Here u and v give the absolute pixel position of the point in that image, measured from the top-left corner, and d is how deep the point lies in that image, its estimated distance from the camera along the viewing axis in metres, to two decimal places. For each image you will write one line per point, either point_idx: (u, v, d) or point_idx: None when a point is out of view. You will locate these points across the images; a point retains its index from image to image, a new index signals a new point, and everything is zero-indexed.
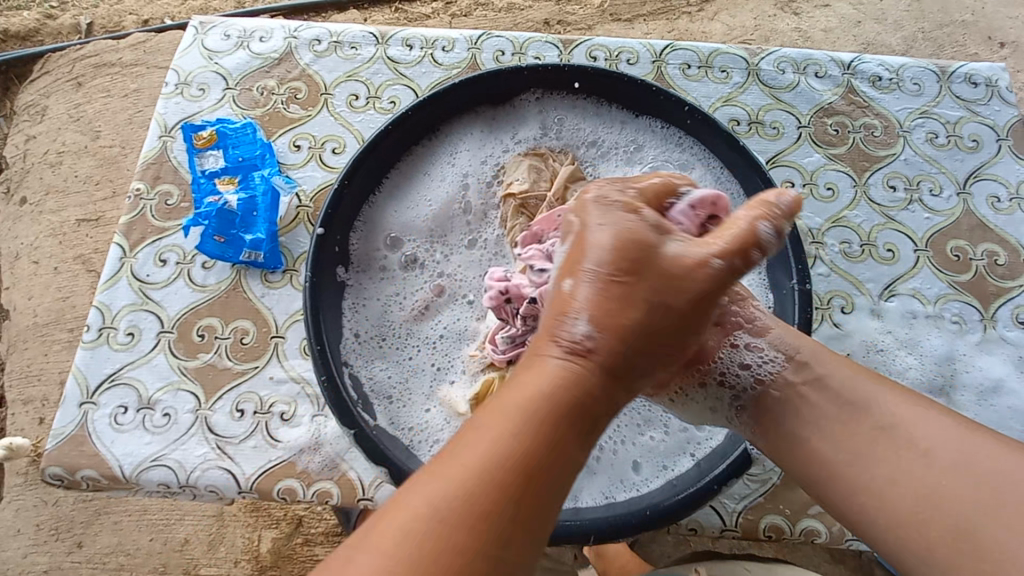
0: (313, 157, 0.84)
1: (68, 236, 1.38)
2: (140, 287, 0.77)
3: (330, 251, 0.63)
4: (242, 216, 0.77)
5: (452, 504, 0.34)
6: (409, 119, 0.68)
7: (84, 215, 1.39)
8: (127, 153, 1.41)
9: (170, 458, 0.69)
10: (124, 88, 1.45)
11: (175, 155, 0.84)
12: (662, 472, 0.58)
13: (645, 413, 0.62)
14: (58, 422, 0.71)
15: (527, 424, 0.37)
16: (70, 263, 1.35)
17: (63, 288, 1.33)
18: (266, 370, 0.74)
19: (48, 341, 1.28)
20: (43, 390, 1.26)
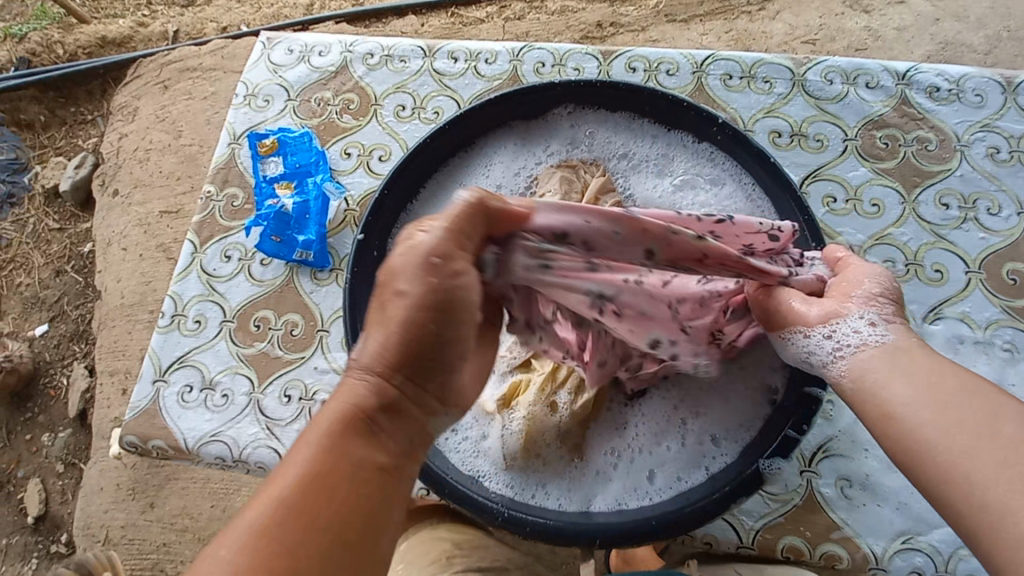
0: (362, 164, 0.90)
1: (151, 226, 1.53)
2: (207, 280, 0.86)
3: (369, 257, 0.68)
4: (297, 218, 0.85)
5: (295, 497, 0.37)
6: (445, 134, 0.72)
7: (166, 207, 1.54)
8: (204, 151, 1.55)
9: (226, 435, 0.78)
10: (204, 92, 1.59)
11: (241, 161, 0.92)
12: (675, 483, 0.60)
13: (664, 423, 0.63)
14: (135, 396, 0.81)
15: (302, 452, 0.38)
16: (153, 251, 1.50)
17: (146, 274, 1.48)
18: (311, 360, 0.81)
19: (132, 321, 1.44)
20: (127, 364, 1.42)
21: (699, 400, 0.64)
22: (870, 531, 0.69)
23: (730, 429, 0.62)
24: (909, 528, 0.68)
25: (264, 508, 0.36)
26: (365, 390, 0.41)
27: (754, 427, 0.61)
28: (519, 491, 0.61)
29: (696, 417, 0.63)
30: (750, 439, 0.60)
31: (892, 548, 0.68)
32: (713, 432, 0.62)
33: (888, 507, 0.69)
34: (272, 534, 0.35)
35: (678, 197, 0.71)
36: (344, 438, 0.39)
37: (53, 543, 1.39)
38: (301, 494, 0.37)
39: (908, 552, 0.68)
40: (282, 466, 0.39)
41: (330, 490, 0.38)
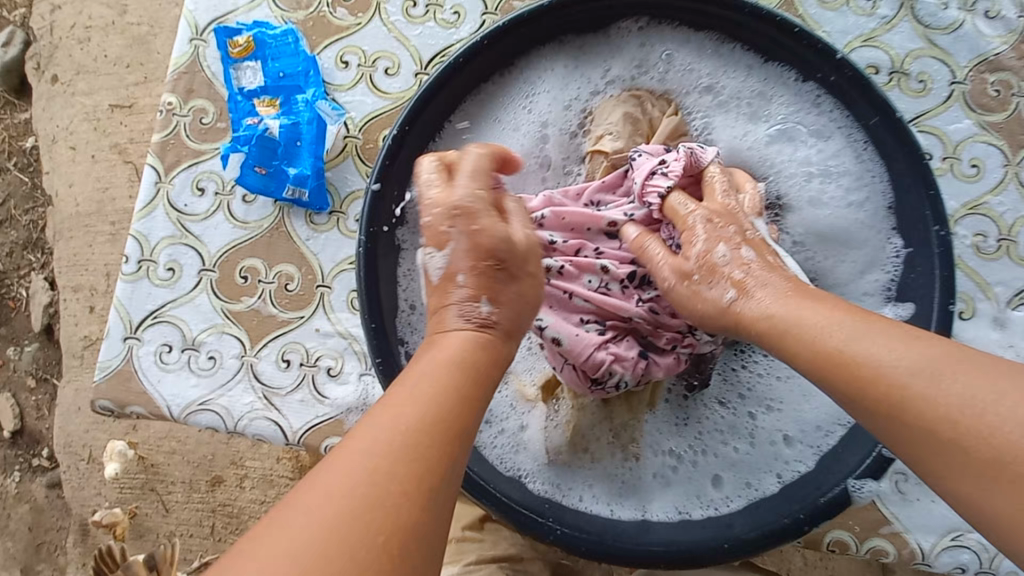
0: (363, 78, 0.72)
1: (102, 121, 1.30)
2: (178, 218, 0.71)
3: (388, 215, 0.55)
4: (285, 146, 0.69)
5: (408, 439, 0.34)
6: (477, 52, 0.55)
7: (116, 100, 1.30)
8: (156, 32, 1.29)
9: (217, 403, 0.68)
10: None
11: (208, 65, 0.73)
12: (745, 490, 0.53)
13: (728, 421, 0.56)
14: (104, 355, 0.69)
15: (423, 383, 0.37)
16: (107, 153, 1.29)
17: (102, 180, 1.28)
18: (312, 321, 0.69)
19: (92, 233, 1.27)
20: (91, 280, 1.27)
21: (770, 395, 0.56)
22: (920, 526, 0.65)
23: (806, 431, 0.55)
24: (961, 525, 0.65)
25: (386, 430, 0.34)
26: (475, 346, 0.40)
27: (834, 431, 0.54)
28: (565, 493, 0.53)
29: (766, 414, 0.56)
30: (828, 447, 0.54)
31: (940, 544, 0.64)
32: (786, 432, 0.55)
33: (941, 503, 0.65)
34: (390, 443, 0.33)
35: (770, 150, 0.59)
36: (449, 377, 0.37)
37: (36, 457, 1.32)
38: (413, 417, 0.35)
39: (956, 549, 0.64)
40: (391, 403, 0.36)
41: (456, 422, 0.36)
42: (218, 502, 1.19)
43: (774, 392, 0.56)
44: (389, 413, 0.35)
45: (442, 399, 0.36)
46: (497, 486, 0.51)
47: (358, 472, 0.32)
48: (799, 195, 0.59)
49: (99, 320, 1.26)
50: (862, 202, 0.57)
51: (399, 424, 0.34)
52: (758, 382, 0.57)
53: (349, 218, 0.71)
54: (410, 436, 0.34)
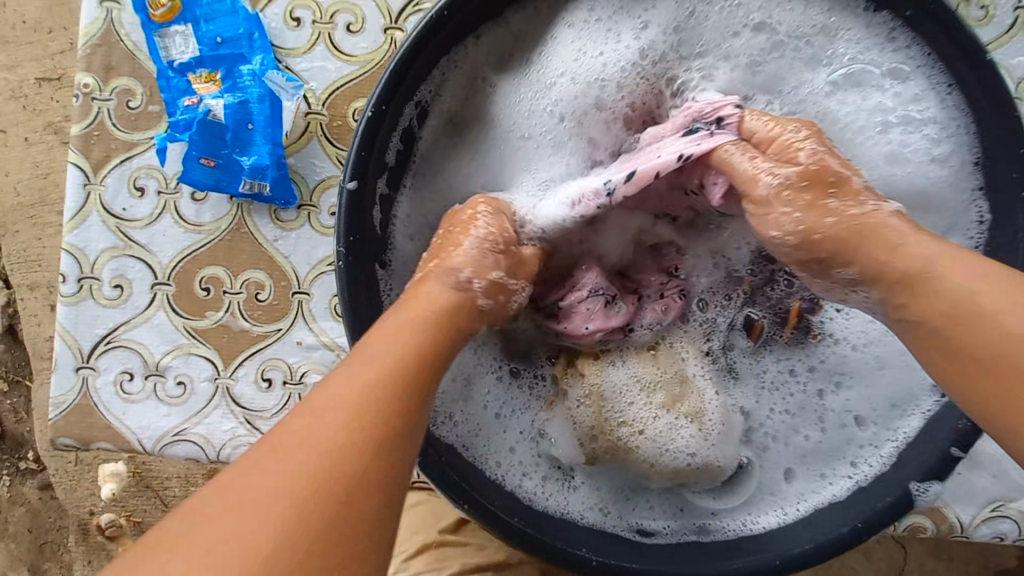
0: (321, 38, 0.60)
1: (29, 99, 1.14)
2: (117, 226, 0.60)
3: (404, 249, 0.51)
4: (233, 131, 0.57)
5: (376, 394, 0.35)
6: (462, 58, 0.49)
7: (41, 71, 1.13)
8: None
9: (194, 433, 0.60)
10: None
11: (127, 33, 0.60)
12: (820, 484, 0.48)
13: (795, 408, 0.51)
14: (55, 390, 0.60)
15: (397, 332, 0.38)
16: (40, 133, 1.14)
17: (41, 164, 1.13)
18: (292, 333, 0.61)
19: (38, 225, 1.13)
20: (47, 276, 1.13)
21: (834, 375, 0.51)
22: (960, 499, 0.62)
23: (878, 411, 0.49)
24: (1002, 494, 0.61)
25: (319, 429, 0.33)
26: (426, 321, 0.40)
27: (912, 411, 0.48)
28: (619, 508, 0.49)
29: (833, 397, 0.51)
30: (906, 429, 0.47)
31: (980, 516, 0.61)
32: (858, 412, 0.50)
33: (983, 475, 0.61)
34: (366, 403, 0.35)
35: (832, 100, 0.51)
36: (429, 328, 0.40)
37: None
38: (345, 412, 0.34)
39: (996, 519, 0.62)
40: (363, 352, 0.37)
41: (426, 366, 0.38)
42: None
43: (845, 367, 0.51)
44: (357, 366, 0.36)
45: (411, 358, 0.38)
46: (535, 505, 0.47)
47: (289, 484, 0.31)
48: (875, 154, 0.51)
49: None
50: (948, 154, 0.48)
51: (337, 409, 0.34)
52: (822, 360, 0.51)
53: (321, 211, 0.60)
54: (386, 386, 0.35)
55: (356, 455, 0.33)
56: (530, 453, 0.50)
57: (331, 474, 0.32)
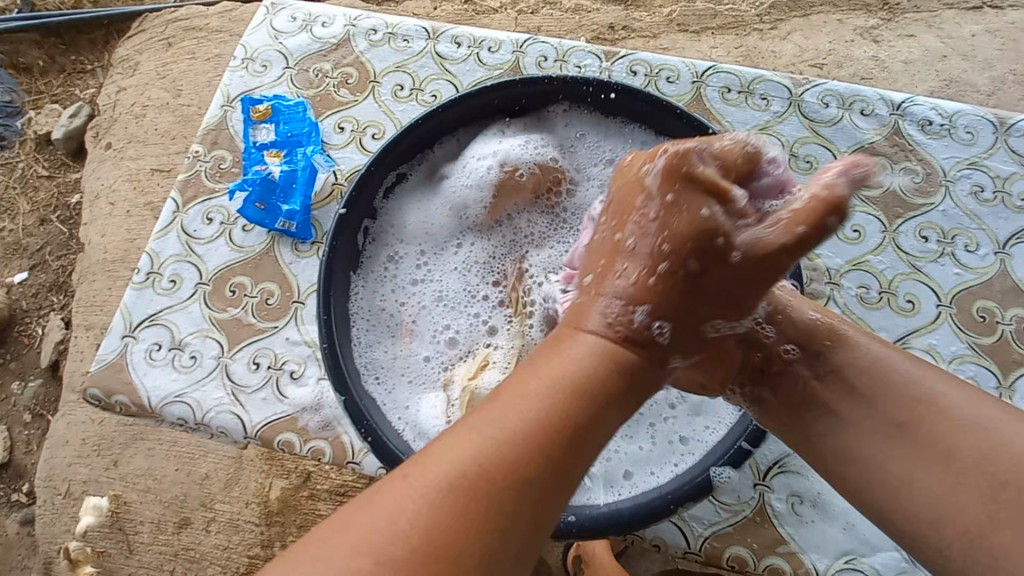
0: (354, 140, 0.90)
1: (142, 183, 1.50)
2: (187, 241, 0.85)
3: (365, 272, 0.70)
4: (283, 186, 0.84)
5: (444, 479, 0.39)
6: (416, 166, 0.74)
7: (158, 165, 1.51)
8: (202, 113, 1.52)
9: (190, 397, 0.77)
10: (208, 53, 1.57)
11: (232, 125, 0.91)
12: (649, 478, 0.60)
13: (634, 428, 0.63)
14: (103, 349, 0.80)
15: (535, 386, 0.43)
16: (141, 209, 1.47)
17: (131, 230, 1.46)
18: (283, 331, 0.80)
19: (115, 278, 1.41)
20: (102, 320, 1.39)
21: (665, 403, 0.64)
22: (815, 547, 0.69)
23: (696, 429, 0.63)
24: (854, 548, 0.69)
25: (427, 481, 0.39)
26: (590, 357, 0.46)
27: (717, 430, 0.62)
28: None
29: (665, 420, 0.63)
30: (712, 442, 0.61)
31: (835, 566, 0.68)
32: (682, 432, 0.63)
33: (835, 527, 0.70)
34: (465, 473, 0.39)
35: None
36: (553, 390, 0.43)
37: (15, 492, 1.36)
38: (512, 448, 0.40)
39: (851, 573, 0.68)
40: (507, 417, 0.41)
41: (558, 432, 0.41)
42: (181, 545, 1.17)
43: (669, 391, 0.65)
44: (438, 456, 0.40)
45: (527, 437, 0.40)
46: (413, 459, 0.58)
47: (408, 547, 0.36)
48: None
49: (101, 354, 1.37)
50: None
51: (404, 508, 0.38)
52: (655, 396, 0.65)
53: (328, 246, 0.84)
54: (528, 434, 0.40)
55: (443, 533, 0.37)
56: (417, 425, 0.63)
57: (466, 494, 0.38)
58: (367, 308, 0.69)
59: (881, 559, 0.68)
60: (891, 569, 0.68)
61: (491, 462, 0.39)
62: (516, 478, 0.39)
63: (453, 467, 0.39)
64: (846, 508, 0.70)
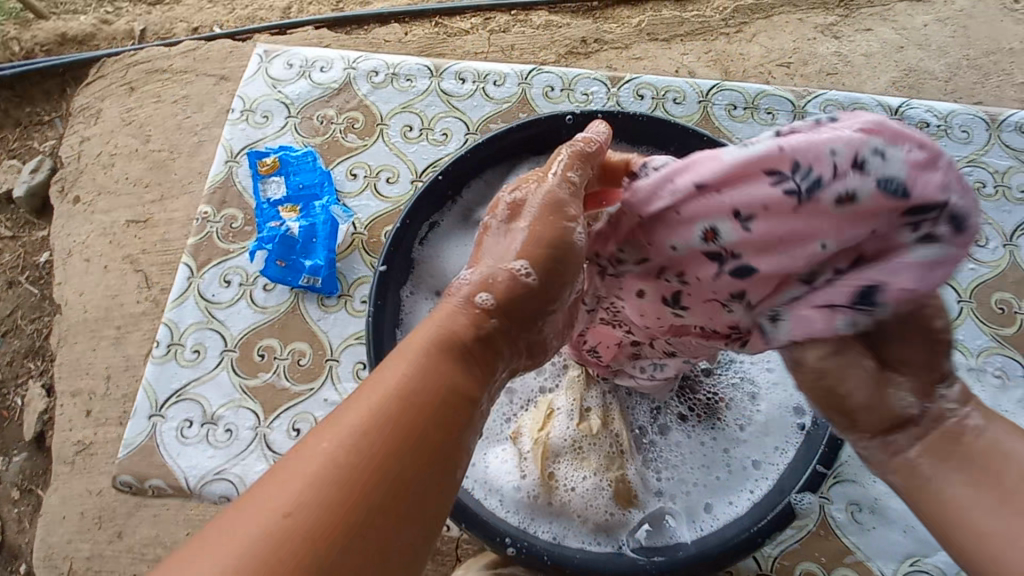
0: (368, 187, 0.88)
1: (117, 236, 1.33)
2: (206, 307, 0.82)
3: (408, 327, 0.69)
4: (303, 242, 0.82)
5: (312, 503, 0.33)
6: (448, 214, 0.73)
7: (132, 215, 1.34)
8: (174, 157, 1.37)
9: (231, 473, 0.74)
10: (173, 94, 1.44)
11: (239, 180, 0.88)
12: (728, 508, 0.60)
13: (705, 458, 0.63)
14: (130, 433, 0.76)
15: (389, 376, 0.39)
16: (118, 262, 1.29)
17: (110, 287, 1.27)
18: (321, 392, 0.78)
19: (95, 337, 1.22)
20: (89, 385, 1.19)
21: (733, 428, 0.65)
22: (880, 554, 0.71)
23: (767, 453, 0.63)
24: (916, 550, 0.72)
25: (295, 486, 0.33)
26: (434, 343, 0.42)
27: (787, 450, 0.63)
28: (571, 535, 0.60)
29: (735, 445, 0.64)
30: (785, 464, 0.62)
31: (901, 570, 0.71)
32: (753, 456, 0.63)
33: (895, 531, 0.72)
34: (324, 487, 0.33)
35: None
36: (427, 360, 0.40)
37: None
38: (366, 443, 0.35)
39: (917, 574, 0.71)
40: (355, 411, 0.37)
41: (429, 411, 0.38)
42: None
43: (734, 415, 0.66)
44: (293, 472, 0.34)
45: (395, 403, 0.37)
46: (493, 521, 0.58)
47: (255, 529, 0.31)
48: None
49: (95, 425, 1.16)
50: None
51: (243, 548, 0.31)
52: (720, 422, 0.65)
53: (355, 299, 0.82)
54: (369, 432, 0.36)
55: (294, 562, 0.31)
56: (488, 482, 0.63)
57: (331, 503, 0.33)
58: None
59: (943, 557, 0.71)
60: (953, 565, 0.71)
61: (355, 455, 0.34)
62: (382, 470, 0.35)
63: (307, 482, 0.33)
64: (902, 511, 0.73)
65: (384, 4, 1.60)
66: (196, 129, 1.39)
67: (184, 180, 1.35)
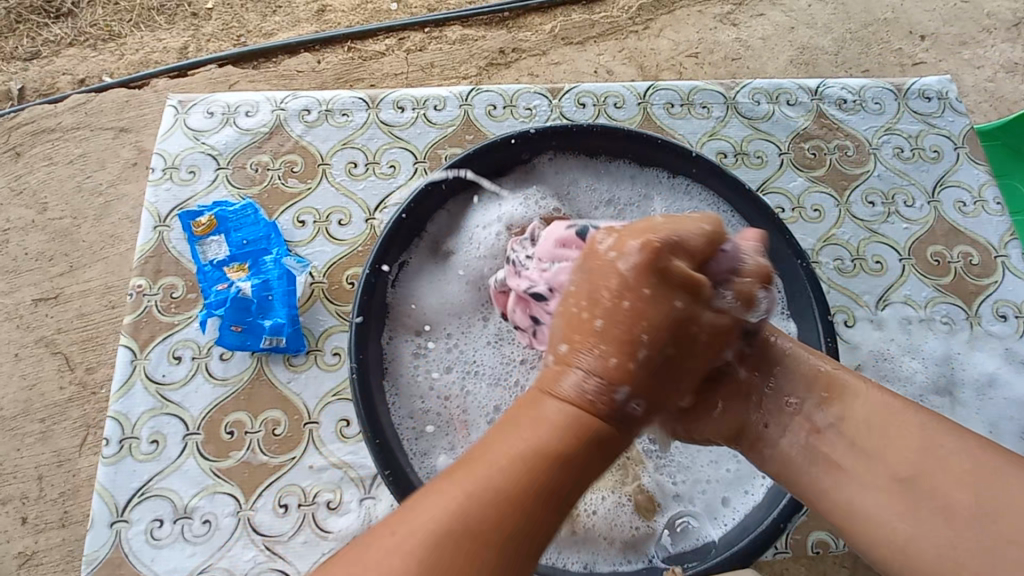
0: (320, 232, 0.83)
1: (25, 319, 1.18)
2: (157, 390, 0.74)
3: (393, 377, 0.65)
4: (259, 302, 0.75)
5: (457, 508, 0.37)
6: (416, 253, 0.70)
7: (40, 293, 1.19)
8: (80, 223, 1.24)
9: (218, 568, 0.67)
10: (69, 154, 1.30)
11: (173, 245, 0.81)
12: (746, 498, 0.61)
13: (715, 452, 0.64)
14: (88, 547, 0.67)
15: (537, 426, 0.41)
16: (32, 348, 1.15)
17: (27, 376, 1.12)
18: (305, 459, 0.72)
19: (16, 436, 1.08)
20: (19, 488, 1.04)
21: None
22: None
23: None
24: None
25: (444, 497, 0.38)
26: (565, 418, 0.42)
27: None
28: (602, 559, 0.59)
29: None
30: None
31: None
32: None
33: None
34: (479, 513, 0.37)
35: None
36: (564, 430, 0.41)
37: None
38: (507, 473, 0.38)
39: None
40: (490, 447, 0.40)
41: (562, 473, 0.40)
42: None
43: None
44: (451, 483, 0.39)
45: (529, 450, 0.40)
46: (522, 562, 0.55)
47: (426, 525, 0.37)
48: None
49: (33, 531, 1.02)
50: None
51: (418, 528, 0.37)
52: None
53: (325, 353, 0.77)
54: (502, 479, 0.38)
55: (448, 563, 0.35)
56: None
57: (479, 524, 0.37)
58: (410, 414, 0.64)
59: None
60: None
61: (507, 493, 0.38)
62: (525, 518, 0.37)
63: (467, 491, 0.38)
64: None
65: (289, 34, 1.52)
66: (100, 190, 1.27)
67: (95, 249, 1.22)
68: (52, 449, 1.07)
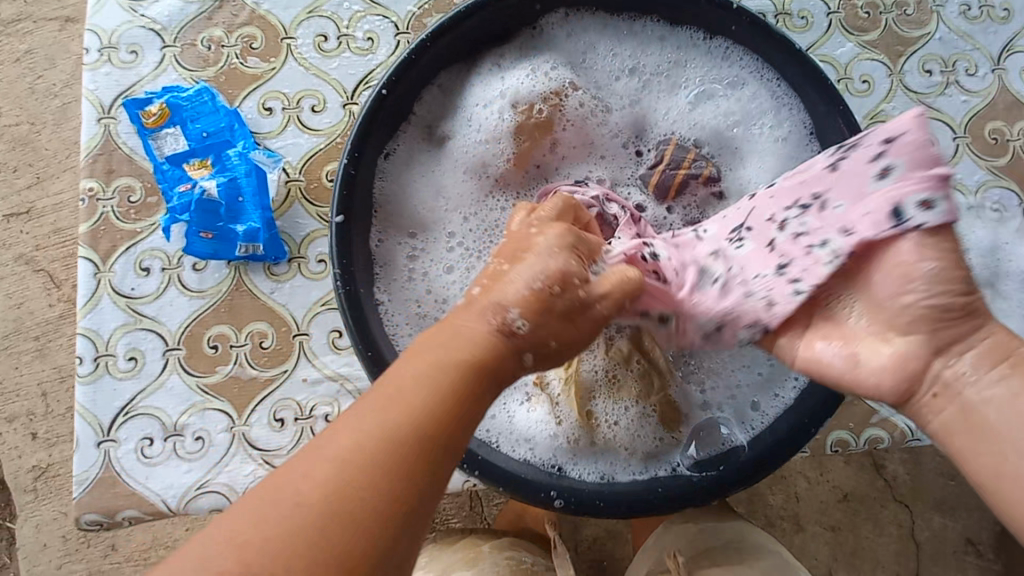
0: (290, 121, 0.71)
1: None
2: (128, 304, 0.67)
3: (384, 282, 0.59)
4: (228, 204, 0.66)
5: (364, 465, 0.35)
6: (405, 138, 0.60)
7: (9, 209, 1.09)
8: (38, 129, 1.11)
9: (218, 483, 0.65)
10: (13, 50, 1.12)
11: (123, 141, 0.70)
12: (777, 401, 0.56)
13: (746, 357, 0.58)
14: (78, 467, 0.64)
15: (429, 373, 0.39)
16: (11, 266, 1.06)
17: (12, 295, 1.05)
18: (298, 372, 0.67)
19: (14, 354, 1.03)
20: (25, 406, 1.02)
21: None
22: None
23: None
24: None
25: (349, 454, 0.35)
26: (467, 358, 0.40)
27: None
28: (621, 469, 0.55)
29: None
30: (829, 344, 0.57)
31: None
32: None
33: None
34: (363, 466, 0.35)
35: (694, 112, 0.64)
36: (460, 382, 0.39)
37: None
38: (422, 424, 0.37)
39: None
40: (400, 389, 0.38)
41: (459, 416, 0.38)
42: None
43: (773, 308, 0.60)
44: (374, 413, 0.37)
45: (441, 394, 0.38)
46: (536, 478, 0.51)
47: (317, 488, 0.34)
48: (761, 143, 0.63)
49: (48, 446, 1.01)
50: (791, 131, 0.61)
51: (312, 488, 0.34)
52: None
53: (310, 260, 0.69)
54: (402, 443, 0.36)
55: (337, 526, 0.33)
56: (516, 434, 0.56)
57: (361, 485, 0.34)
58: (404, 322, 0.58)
59: None
60: None
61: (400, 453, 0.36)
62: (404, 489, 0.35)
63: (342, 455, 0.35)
64: None
65: None
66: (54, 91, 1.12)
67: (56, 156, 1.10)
68: (52, 366, 1.03)
